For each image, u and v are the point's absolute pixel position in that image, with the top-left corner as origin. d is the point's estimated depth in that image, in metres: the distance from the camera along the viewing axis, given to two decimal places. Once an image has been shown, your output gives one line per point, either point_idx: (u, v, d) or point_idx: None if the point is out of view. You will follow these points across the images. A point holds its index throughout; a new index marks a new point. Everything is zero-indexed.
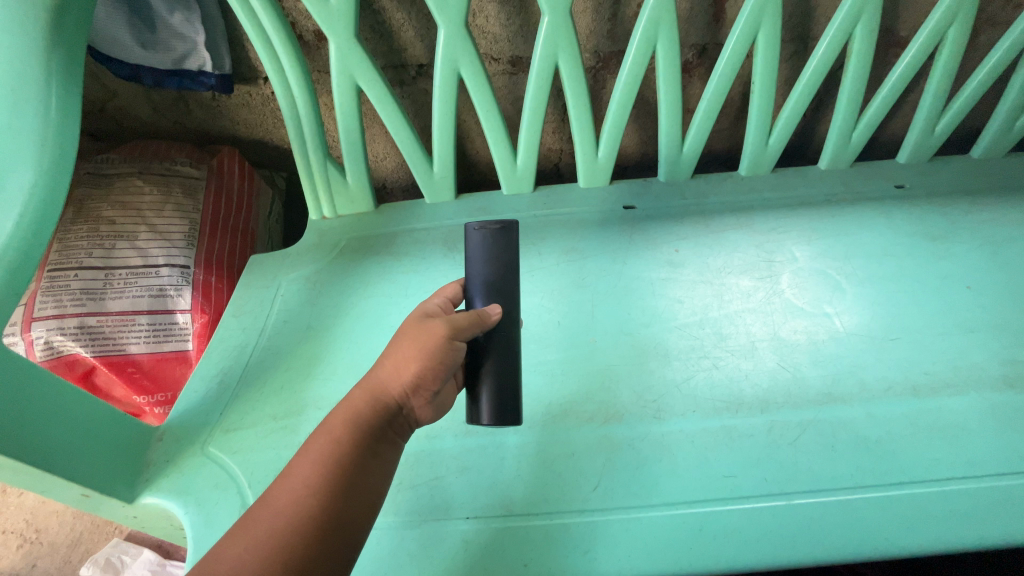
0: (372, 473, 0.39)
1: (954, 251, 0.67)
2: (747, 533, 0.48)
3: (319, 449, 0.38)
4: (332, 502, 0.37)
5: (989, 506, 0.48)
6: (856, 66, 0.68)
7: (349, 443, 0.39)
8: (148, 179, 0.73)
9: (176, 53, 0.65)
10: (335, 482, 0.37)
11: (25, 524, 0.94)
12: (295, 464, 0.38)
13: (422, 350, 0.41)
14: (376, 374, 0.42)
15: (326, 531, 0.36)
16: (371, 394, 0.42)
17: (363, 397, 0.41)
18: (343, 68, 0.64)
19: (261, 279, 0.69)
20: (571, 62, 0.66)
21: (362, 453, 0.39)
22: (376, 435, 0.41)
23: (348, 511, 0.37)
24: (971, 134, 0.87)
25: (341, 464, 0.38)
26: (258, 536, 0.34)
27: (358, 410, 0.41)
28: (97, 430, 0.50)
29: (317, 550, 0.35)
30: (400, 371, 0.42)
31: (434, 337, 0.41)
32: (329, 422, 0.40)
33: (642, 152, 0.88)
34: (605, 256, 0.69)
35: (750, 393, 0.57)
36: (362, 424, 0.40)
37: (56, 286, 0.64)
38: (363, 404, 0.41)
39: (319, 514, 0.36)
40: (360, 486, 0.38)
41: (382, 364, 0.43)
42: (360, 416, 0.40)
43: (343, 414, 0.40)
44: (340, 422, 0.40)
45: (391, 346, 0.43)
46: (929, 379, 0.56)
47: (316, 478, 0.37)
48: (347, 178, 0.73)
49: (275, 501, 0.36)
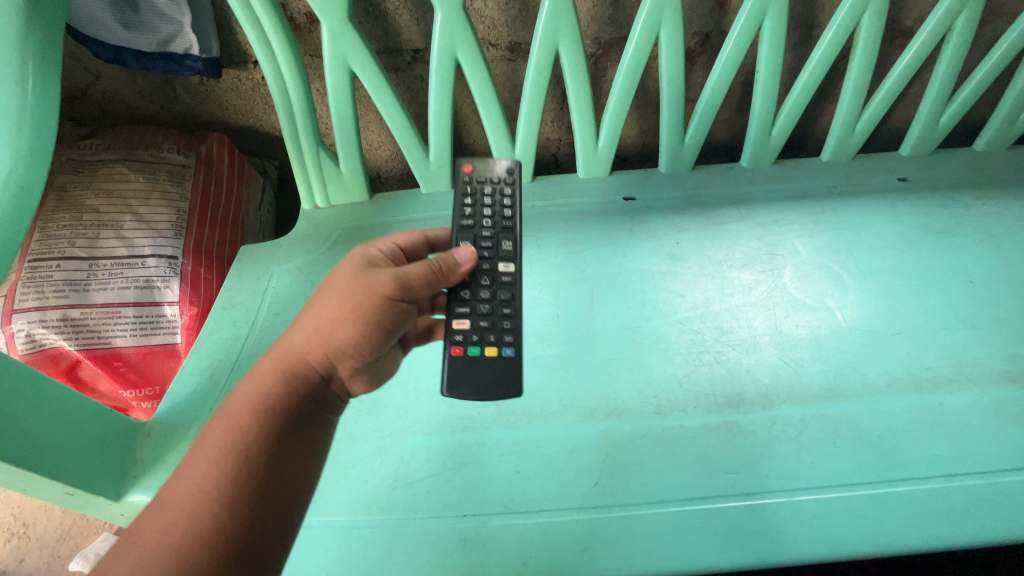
0: (291, 461, 0.38)
1: (957, 244, 0.66)
2: (748, 530, 0.48)
3: (224, 439, 0.37)
4: (241, 481, 0.35)
5: (991, 501, 0.48)
6: (862, 56, 0.67)
7: (256, 415, 0.38)
8: (134, 166, 0.70)
9: (162, 34, 0.63)
10: (243, 461, 0.36)
11: (13, 517, 0.92)
12: (200, 446, 0.37)
13: (349, 311, 0.41)
14: (292, 339, 0.41)
15: (241, 512, 0.35)
16: (282, 366, 0.40)
17: (275, 373, 0.40)
18: (336, 51, 0.62)
19: (252, 271, 0.67)
20: (573, 48, 0.64)
21: (276, 440, 0.38)
22: (291, 405, 0.39)
23: (264, 490, 0.36)
24: (974, 126, 0.86)
25: (249, 454, 0.36)
26: (163, 523, 0.34)
27: (269, 381, 0.39)
28: (81, 427, 0.48)
29: (232, 527, 0.34)
30: (319, 338, 0.41)
31: (360, 299, 0.41)
32: (237, 400, 0.39)
33: (642, 143, 0.87)
34: (606, 248, 0.68)
35: (752, 387, 0.56)
36: (273, 407, 0.39)
37: (38, 277, 0.62)
38: (271, 385, 0.39)
39: (228, 494, 0.35)
40: (277, 476, 0.37)
41: (298, 330, 0.41)
42: (268, 389, 0.39)
43: (250, 396, 0.39)
44: (247, 406, 0.38)
45: (308, 311, 0.42)
46: (932, 374, 0.56)
47: (219, 458, 0.36)
48: (341, 167, 0.71)
49: (176, 498, 0.35)
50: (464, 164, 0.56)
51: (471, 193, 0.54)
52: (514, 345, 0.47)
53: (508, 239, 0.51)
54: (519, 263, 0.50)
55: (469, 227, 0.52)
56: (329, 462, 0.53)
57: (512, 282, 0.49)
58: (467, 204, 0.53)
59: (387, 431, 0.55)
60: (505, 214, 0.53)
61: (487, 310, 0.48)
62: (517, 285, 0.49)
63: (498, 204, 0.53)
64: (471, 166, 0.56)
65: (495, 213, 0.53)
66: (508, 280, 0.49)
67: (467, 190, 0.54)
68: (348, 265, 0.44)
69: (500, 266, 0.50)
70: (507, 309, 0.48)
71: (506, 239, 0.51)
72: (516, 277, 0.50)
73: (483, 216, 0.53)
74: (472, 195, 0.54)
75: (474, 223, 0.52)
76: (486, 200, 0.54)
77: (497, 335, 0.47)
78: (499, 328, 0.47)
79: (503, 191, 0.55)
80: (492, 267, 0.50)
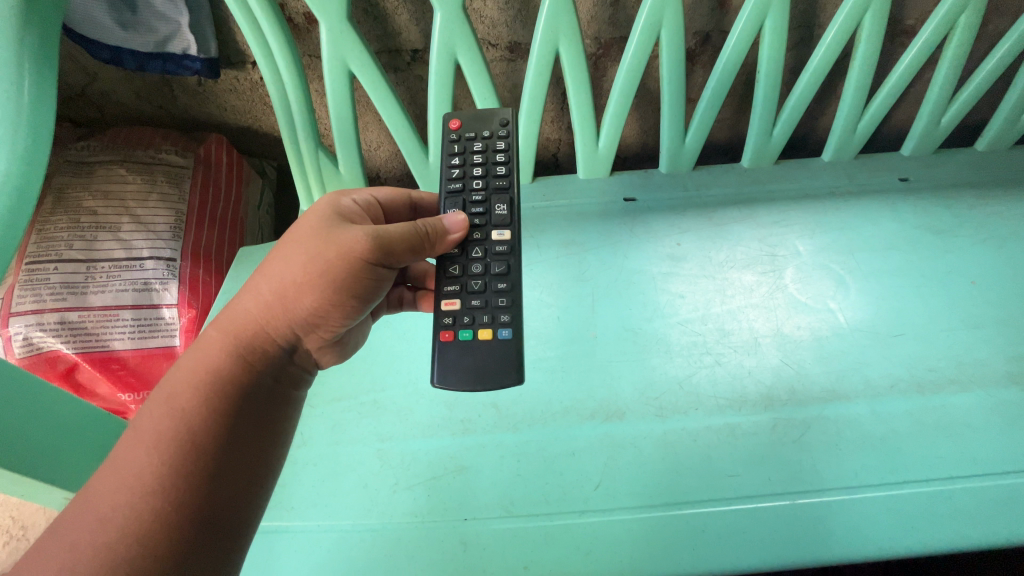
0: (248, 426, 0.37)
1: (959, 245, 0.66)
2: (750, 533, 0.47)
3: (175, 406, 0.36)
4: (200, 446, 0.35)
5: (994, 504, 0.48)
6: (864, 55, 0.66)
7: (212, 382, 0.37)
8: (132, 168, 0.70)
9: (159, 35, 0.62)
10: (202, 426, 0.36)
11: (11, 520, 0.92)
12: (149, 415, 0.36)
13: (314, 273, 0.40)
14: (249, 304, 0.40)
15: (202, 476, 0.34)
16: (236, 333, 0.39)
17: (230, 339, 0.39)
18: (335, 52, 0.62)
19: (251, 272, 0.67)
20: (573, 48, 0.64)
21: (232, 406, 0.37)
22: (250, 370, 0.39)
23: (225, 453, 0.36)
24: (975, 126, 0.86)
25: (203, 420, 0.36)
26: (115, 491, 0.33)
27: (222, 348, 0.39)
28: (81, 432, 0.48)
29: (195, 490, 0.34)
30: (278, 302, 0.40)
31: (324, 259, 0.40)
32: (184, 369, 0.38)
33: (642, 143, 0.87)
34: (606, 249, 0.67)
35: (753, 389, 0.55)
36: (226, 373, 0.38)
37: (35, 279, 0.62)
38: (223, 351, 0.39)
39: (187, 458, 0.34)
40: (233, 442, 0.36)
41: (256, 295, 0.41)
42: (222, 356, 0.38)
43: (201, 364, 0.38)
44: (198, 373, 0.38)
45: (264, 276, 0.41)
46: (934, 375, 0.55)
47: (172, 424, 0.35)
48: (339, 168, 0.70)
49: (124, 466, 0.34)
50: (450, 120, 0.55)
51: (459, 150, 0.53)
52: (509, 325, 0.46)
53: (501, 202, 0.50)
54: (513, 228, 0.49)
55: (457, 190, 0.51)
56: (329, 465, 0.53)
57: (506, 253, 0.48)
58: (456, 164, 0.52)
59: (387, 434, 0.54)
60: (496, 172, 0.52)
61: (479, 288, 0.48)
62: (512, 255, 0.48)
63: (489, 160, 0.52)
64: (456, 121, 0.55)
65: (486, 171, 0.52)
66: (504, 251, 0.48)
67: (456, 148, 0.53)
68: (306, 223, 0.43)
69: (495, 233, 0.49)
70: (502, 286, 0.47)
71: (498, 202, 0.50)
72: (512, 245, 0.49)
73: (472, 176, 0.52)
74: (461, 153, 0.53)
75: (463, 184, 0.51)
76: (475, 157, 0.53)
77: (491, 316, 0.46)
78: (493, 308, 0.47)
79: (492, 143, 0.53)
80: (485, 233, 0.49)
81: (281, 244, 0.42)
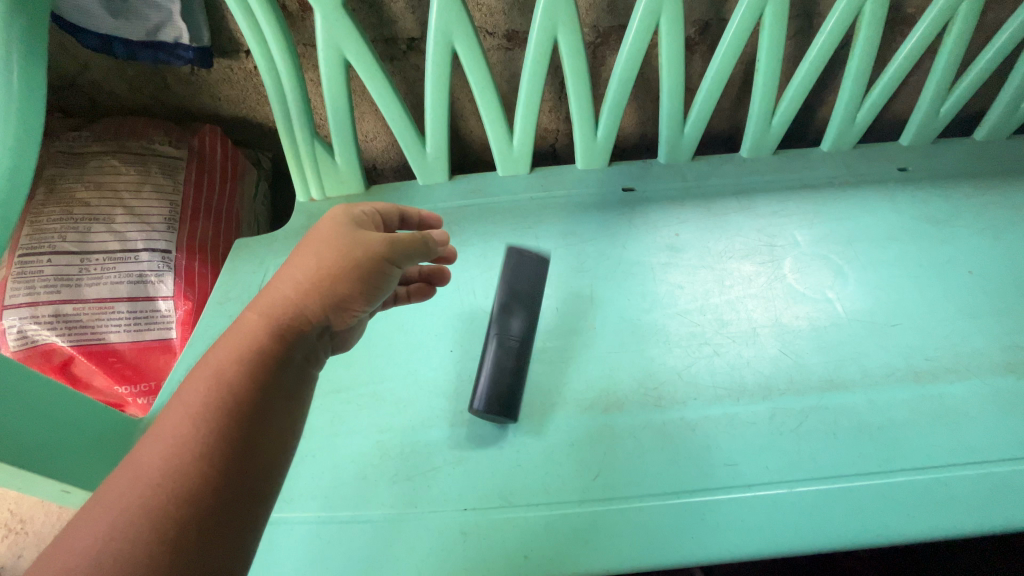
0: (287, 409, 0.35)
1: (956, 235, 0.66)
2: (750, 521, 0.48)
3: (216, 381, 0.33)
4: (241, 424, 0.32)
5: (990, 491, 0.48)
6: (864, 44, 0.66)
7: (253, 359, 0.34)
8: (124, 158, 0.69)
9: (150, 22, 0.61)
10: (243, 402, 0.33)
11: (8, 514, 0.91)
12: (186, 390, 0.33)
13: (345, 265, 0.39)
14: (282, 288, 0.38)
15: (241, 455, 0.32)
16: (273, 313, 0.37)
17: (268, 318, 0.36)
18: (330, 41, 0.61)
19: (247, 264, 0.66)
20: (571, 36, 0.63)
21: (273, 387, 0.34)
22: (289, 351, 0.36)
23: (267, 433, 0.33)
24: (973, 115, 0.86)
25: (244, 395, 0.33)
26: (154, 466, 0.30)
27: (258, 329, 0.36)
28: (77, 424, 0.47)
29: (234, 470, 0.31)
30: (318, 284, 0.38)
31: (361, 250, 0.40)
32: (221, 348, 0.35)
33: (640, 133, 0.86)
34: (604, 240, 0.67)
35: (752, 379, 0.56)
36: (268, 351, 0.35)
37: (28, 272, 0.61)
38: (264, 328, 0.36)
39: (229, 435, 0.32)
40: (273, 424, 0.33)
41: (288, 281, 0.38)
42: (262, 334, 0.35)
43: (240, 338, 0.35)
44: (238, 350, 0.34)
45: (297, 263, 0.39)
46: (931, 364, 0.56)
47: (215, 399, 0.32)
48: (336, 158, 0.70)
49: (164, 438, 0.31)
50: None
51: None
52: None
53: None
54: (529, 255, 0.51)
55: None
56: (329, 457, 0.53)
57: None
58: None
59: (386, 426, 0.54)
60: None
61: None
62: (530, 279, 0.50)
63: None
64: None
65: None
66: None
67: None
68: (335, 219, 0.42)
69: None
70: None
71: None
72: None
73: None
74: None
75: None
76: None
77: None
78: None
79: None
80: None
81: (311, 235, 0.41)
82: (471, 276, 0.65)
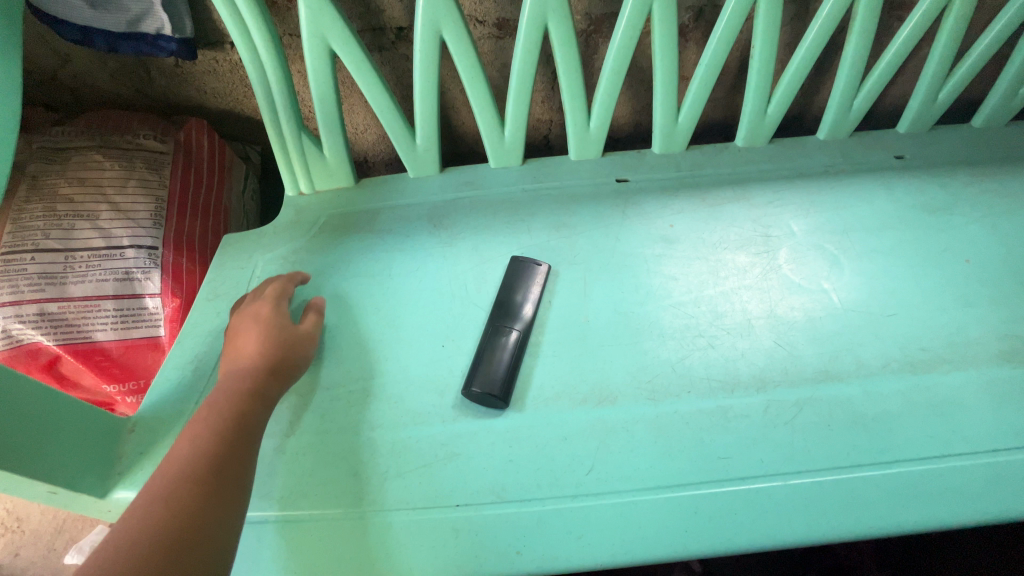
0: (248, 444, 0.44)
1: (953, 223, 0.65)
2: (742, 514, 0.48)
3: (185, 438, 0.42)
4: (220, 454, 0.42)
5: (981, 481, 0.48)
6: (861, 29, 0.64)
7: (229, 410, 0.45)
8: (108, 153, 0.68)
9: (131, 13, 0.59)
10: (222, 440, 0.43)
11: (4, 513, 0.91)
12: (179, 441, 0.42)
13: (291, 333, 0.54)
14: (241, 361, 0.50)
15: (221, 476, 0.40)
16: (239, 377, 0.49)
17: (217, 393, 0.47)
18: (315, 30, 0.59)
19: (236, 260, 0.65)
20: (562, 24, 0.62)
21: (233, 426, 0.44)
22: (247, 407, 0.46)
23: (239, 462, 0.42)
24: (972, 102, 0.84)
25: (223, 434, 0.43)
26: (156, 491, 0.38)
27: (230, 390, 0.47)
28: (62, 424, 0.47)
29: (216, 487, 0.39)
30: (255, 358, 0.50)
31: (285, 320, 0.55)
32: (202, 410, 0.46)
33: (635, 123, 0.85)
34: (598, 232, 0.66)
35: (746, 371, 0.55)
36: (223, 409, 0.45)
37: (12, 270, 0.60)
38: (233, 390, 0.47)
39: (213, 461, 0.41)
40: (238, 455, 0.43)
41: (241, 356, 0.51)
42: (234, 395, 0.47)
43: (213, 402, 0.46)
44: (197, 418, 0.44)
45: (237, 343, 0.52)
46: (926, 355, 0.55)
47: (205, 440, 0.42)
48: (324, 151, 0.69)
49: (163, 472, 0.39)
50: None
51: None
52: None
53: None
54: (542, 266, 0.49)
55: None
56: (319, 454, 0.52)
57: None
58: None
59: (377, 422, 0.54)
60: None
61: None
62: None
63: None
64: None
65: None
66: None
67: None
68: (243, 304, 0.57)
69: None
70: None
71: None
72: None
73: None
74: None
75: None
76: None
77: None
78: None
79: None
80: None
81: (225, 333, 0.54)
82: (463, 270, 0.64)
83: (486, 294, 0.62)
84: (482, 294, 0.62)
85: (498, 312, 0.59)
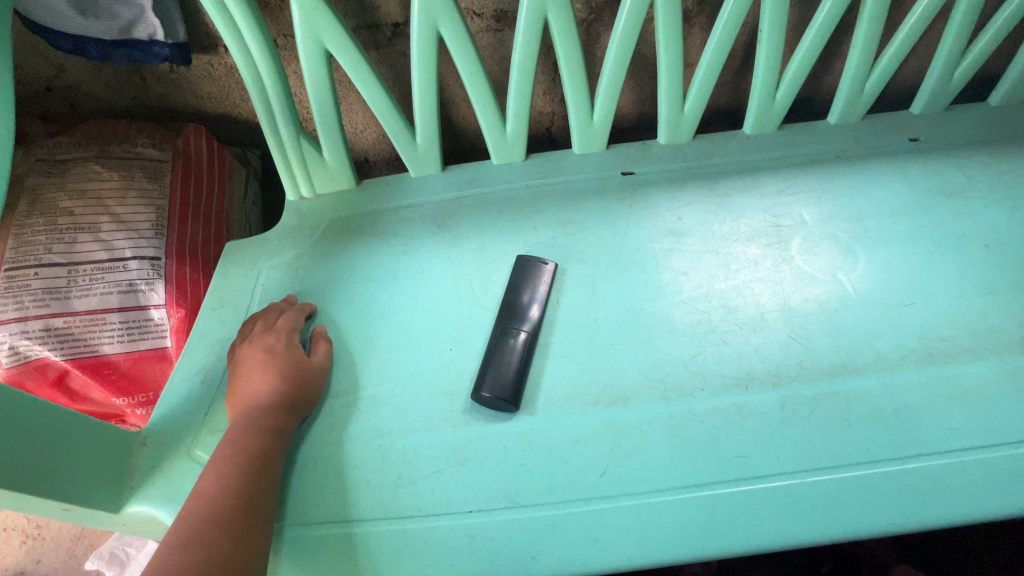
0: (267, 480, 0.46)
1: (970, 207, 0.63)
2: (760, 513, 0.47)
3: (209, 477, 0.44)
4: (238, 499, 0.43)
5: (1004, 475, 0.47)
6: (872, 8, 0.62)
7: (243, 450, 0.46)
8: (107, 163, 0.67)
9: (122, 20, 0.58)
10: (241, 484, 0.44)
11: (25, 520, 0.93)
12: (200, 484, 0.44)
13: (300, 362, 0.54)
14: (251, 396, 0.51)
15: (240, 523, 0.42)
16: (251, 414, 0.49)
17: (236, 430, 0.48)
18: (309, 30, 0.58)
19: (239, 267, 0.65)
20: (562, 14, 0.60)
21: (253, 466, 0.45)
22: (262, 446, 0.47)
23: (256, 507, 0.43)
24: (988, 78, 0.82)
25: (239, 477, 0.44)
26: (179, 539, 0.39)
27: (242, 430, 0.48)
28: (72, 443, 0.46)
29: (235, 536, 0.41)
30: (267, 394, 0.50)
31: (292, 351, 0.54)
32: (219, 449, 0.46)
33: (639, 112, 0.83)
34: (605, 226, 0.65)
35: (761, 367, 0.54)
36: (243, 448, 0.46)
37: (16, 286, 0.60)
38: (247, 429, 0.48)
39: (231, 508, 0.42)
40: (255, 499, 0.44)
41: (251, 391, 0.51)
42: (247, 434, 0.47)
43: (228, 442, 0.47)
44: (217, 456, 0.46)
45: (246, 377, 0.52)
46: (946, 345, 0.54)
47: (223, 485, 0.43)
48: (324, 153, 0.68)
49: (184, 520, 0.41)
50: None
51: None
52: None
53: None
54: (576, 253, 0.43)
55: None
56: (330, 464, 0.51)
57: None
58: None
59: (387, 428, 0.53)
60: None
61: None
62: None
63: None
64: None
65: None
66: None
67: None
68: (247, 331, 0.57)
69: None
70: None
71: None
72: None
73: None
74: None
75: None
76: None
77: None
78: None
79: None
80: None
81: (236, 365, 0.54)
82: (468, 270, 0.63)
83: (492, 295, 0.61)
84: (488, 294, 0.61)
85: (505, 314, 0.58)
